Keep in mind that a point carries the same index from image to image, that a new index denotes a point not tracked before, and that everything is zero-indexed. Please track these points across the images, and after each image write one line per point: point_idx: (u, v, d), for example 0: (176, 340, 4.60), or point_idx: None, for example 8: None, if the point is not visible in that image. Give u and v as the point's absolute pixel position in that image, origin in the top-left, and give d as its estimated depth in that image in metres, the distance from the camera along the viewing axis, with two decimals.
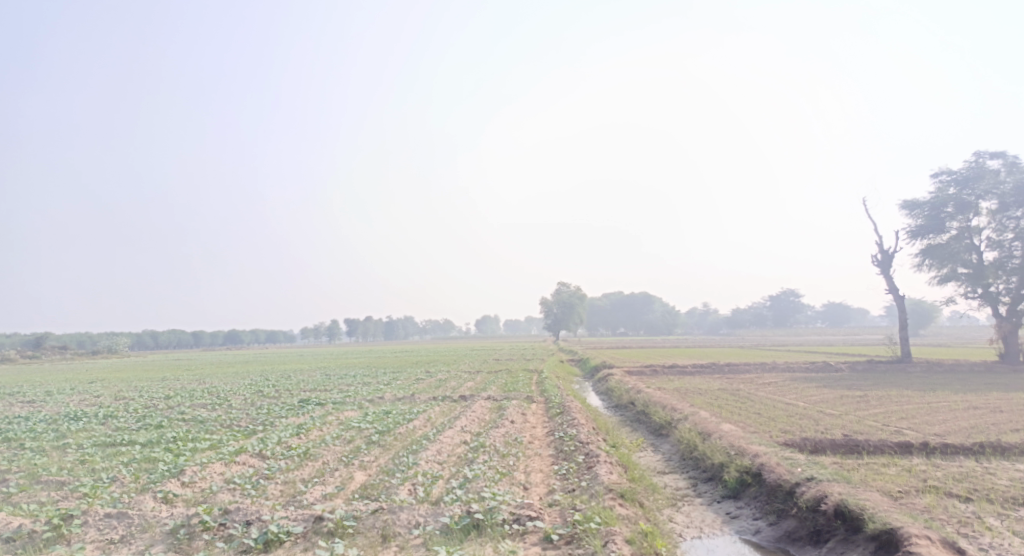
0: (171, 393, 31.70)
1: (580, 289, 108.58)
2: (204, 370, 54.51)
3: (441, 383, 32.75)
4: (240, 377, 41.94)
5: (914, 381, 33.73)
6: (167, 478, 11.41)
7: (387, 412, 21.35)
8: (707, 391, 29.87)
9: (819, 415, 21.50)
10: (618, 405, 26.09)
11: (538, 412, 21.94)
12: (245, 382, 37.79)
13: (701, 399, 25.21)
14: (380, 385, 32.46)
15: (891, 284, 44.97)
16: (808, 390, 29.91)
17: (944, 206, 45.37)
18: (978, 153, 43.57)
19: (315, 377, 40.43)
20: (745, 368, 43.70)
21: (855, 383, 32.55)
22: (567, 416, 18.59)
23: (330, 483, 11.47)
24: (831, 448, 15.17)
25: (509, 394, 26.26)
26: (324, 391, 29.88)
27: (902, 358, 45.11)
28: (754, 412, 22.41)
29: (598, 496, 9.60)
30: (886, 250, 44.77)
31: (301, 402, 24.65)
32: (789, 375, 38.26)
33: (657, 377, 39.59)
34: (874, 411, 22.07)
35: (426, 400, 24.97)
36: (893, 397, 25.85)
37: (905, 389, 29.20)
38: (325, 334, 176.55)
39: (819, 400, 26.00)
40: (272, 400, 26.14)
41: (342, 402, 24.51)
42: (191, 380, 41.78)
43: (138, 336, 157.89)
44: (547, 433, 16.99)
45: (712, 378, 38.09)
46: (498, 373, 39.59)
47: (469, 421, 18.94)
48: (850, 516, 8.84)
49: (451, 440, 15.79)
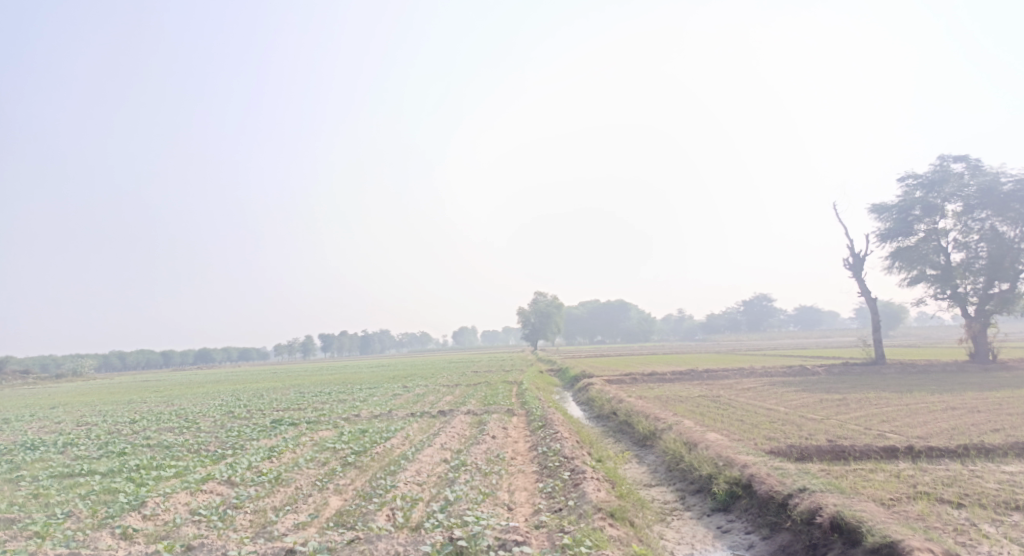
0: (137, 416, 30.47)
1: (557, 298, 108.55)
2: (172, 390, 52.80)
3: (419, 398, 32.08)
4: (210, 398, 40.62)
5: (890, 382, 34.04)
6: (126, 511, 10.65)
7: (364, 430, 20.67)
8: (688, 398, 29.70)
9: (801, 420, 21.43)
10: (600, 415, 25.75)
11: (520, 425, 21.47)
12: (215, 402, 36.61)
13: (684, 407, 25.00)
14: (356, 402, 31.64)
15: (863, 287, 45.62)
16: (788, 395, 29.95)
17: (911, 209, 46.28)
18: (942, 157, 44.60)
19: (289, 395, 39.37)
20: (724, 374, 43.76)
21: (833, 386, 32.74)
22: (550, 429, 18.17)
23: (303, 511, 10.85)
24: (817, 455, 14.98)
25: (489, 408, 25.74)
26: (298, 409, 28.99)
27: (877, 360, 45.69)
28: (737, 419, 22.22)
29: (587, 517, 9.20)
30: (857, 254, 45.44)
31: (273, 423, 23.79)
32: (768, 380, 38.40)
33: (637, 385, 39.40)
34: (855, 415, 22.05)
35: (404, 417, 24.31)
36: (872, 400, 25.94)
37: (882, 390, 29.39)
38: (300, 349, 173.72)
39: (800, 405, 25.97)
40: (243, 421, 25.21)
41: (317, 421, 23.72)
42: (159, 402, 40.29)
43: (105, 357, 153.39)
44: (530, 448, 16.52)
45: (692, 385, 38.01)
46: (477, 386, 39.04)
47: (449, 437, 18.40)
48: (847, 529, 8.57)
49: (431, 459, 15.24)
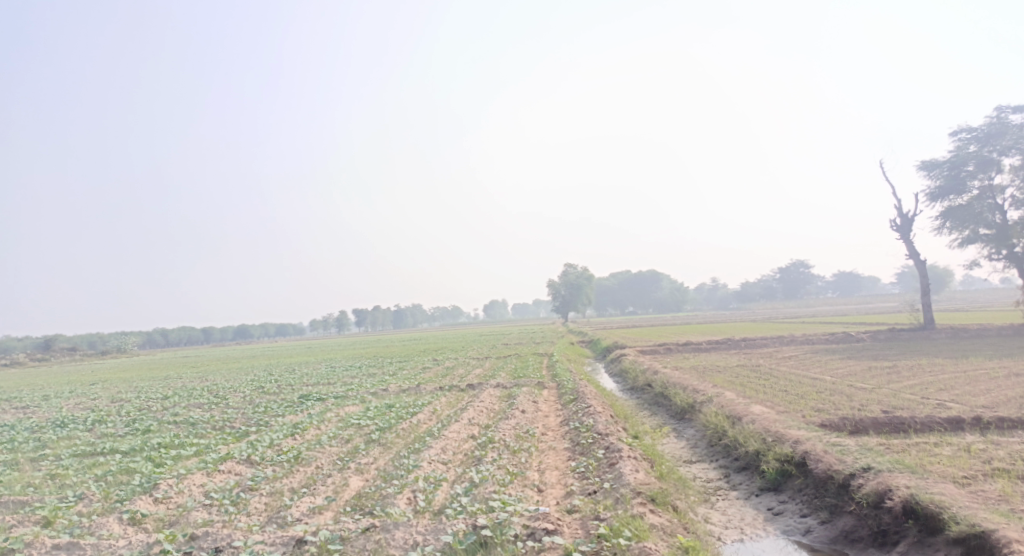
0: (169, 393, 30.66)
1: (587, 268, 107.23)
2: (208, 367, 53.61)
3: (448, 371, 31.57)
4: (243, 373, 40.89)
5: (941, 348, 32.23)
6: (137, 494, 10.19)
7: (390, 405, 20.14)
8: (726, 368, 28.48)
9: (851, 390, 20.13)
10: (634, 387, 24.81)
11: (551, 399, 20.66)
12: (247, 378, 36.83)
13: (722, 378, 23.83)
14: (385, 376, 31.28)
15: (911, 249, 43.30)
16: (832, 363, 28.50)
17: (964, 165, 43.49)
18: (999, 108, 41.59)
19: (320, 370, 39.45)
20: (763, 342, 42.25)
21: (881, 353, 31.10)
22: (582, 402, 17.32)
23: (320, 493, 10.28)
24: (874, 429, 13.79)
25: (519, 380, 25.02)
26: (327, 385, 28.74)
27: (925, 325, 43.56)
28: (780, 389, 21.02)
29: (625, 502, 8.33)
30: (905, 214, 43.05)
31: (300, 398, 23.50)
32: (809, 348, 36.83)
33: (671, 355, 38.30)
34: (909, 383, 20.64)
35: (431, 391, 23.78)
36: (925, 367, 24.37)
37: (935, 357, 27.70)
38: (334, 325, 176.45)
39: (847, 373, 24.57)
40: (271, 397, 25.01)
41: (344, 397, 23.33)
42: (193, 378, 40.84)
43: (148, 335, 158.13)
44: (561, 423, 15.69)
45: (729, 354, 36.71)
46: (508, 358, 38.40)
47: (476, 412, 17.69)
48: (924, 515, 7.53)
49: (458, 435, 14.56)
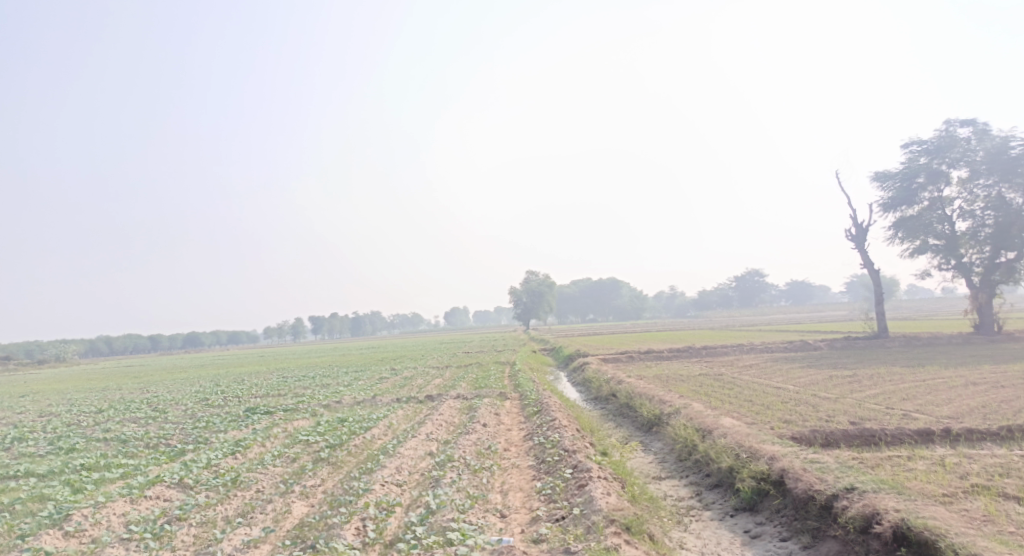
0: (105, 406, 28.61)
1: (549, 276, 107.04)
2: (152, 377, 50.86)
3: (407, 381, 30.43)
4: (188, 384, 38.72)
5: (896, 356, 32.76)
6: (44, 527, 8.93)
7: (343, 418, 18.96)
8: (690, 377, 28.20)
9: (816, 400, 19.96)
10: (598, 398, 24.21)
11: (513, 411, 19.85)
12: (193, 389, 34.84)
13: (687, 388, 23.46)
14: (340, 387, 29.94)
15: (865, 258, 44.23)
16: (793, 372, 28.53)
17: (915, 177, 44.74)
18: (948, 122, 42.94)
19: (271, 380, 37.73)
20: (724, 351, 42.38)
21: (839, 362, 31.39)
22: (546, 415, 16.57)
23: (258, 523, 9.23)
24: (845, 442, 13.44)
25: (480, 391, 24.15)
26: (277, 396, 27.25)
27: (878, 333, 44.50)
28: (746, 400, 20.71)
29: (597, 533, 7.61)
30: (859, 225, 43.99)
31: (247, 412, 22.06)
32: (769, 356, 37.03)
33: (634, 363, 38.01)
34: (872, 393, 20.62)
35: (388, 403, 22.67)
36: (885, 376, 24.53)
37: (892, 365, 28.04)
38: (290, 332, 171.81)
39: (809, 382, 24.54)
40: (215, 410, 23.44)
41: (294, 410, 22.01)
42: (134, 389, 38.51)
43: (91, 343, 150.88)
44: (525, 438, 14.88)
45: (691, 363, 36.63)
46: (468, 367, 37.43)
47: (435, 426, 16.72)
48: (917, 541, 7.03)
49: (414, 453, 13.62)
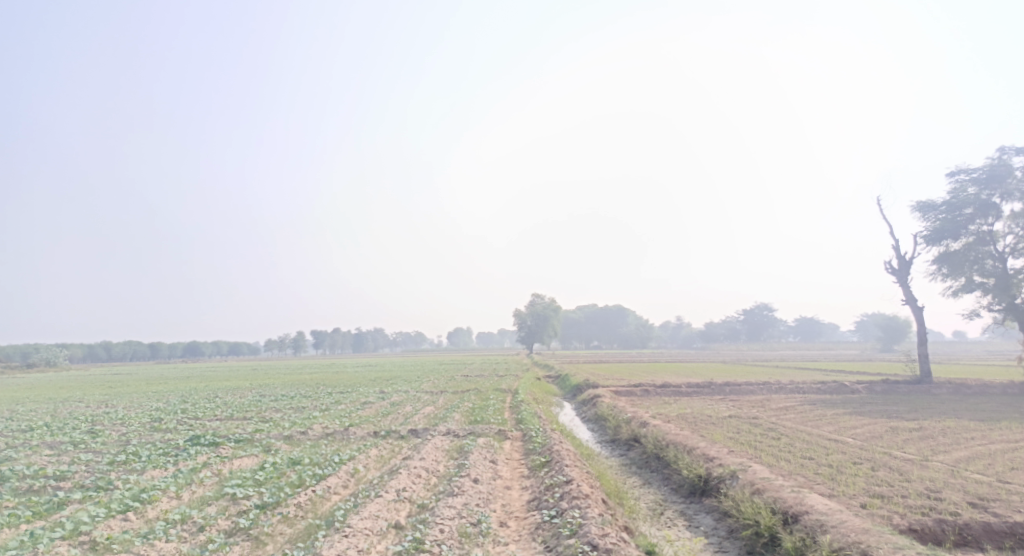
0: (40, 422, 24.51)
1: (554, 300, 102.99)
2: (123, 388, 46.66)
3: (391, 408, 26.36)
4: (151, 400, 34.56)
5: (954, 406, 28.46)
6: None
7: (297, 459, 14.83)
8: (721, 420, 23.89)
9: (896, 462, 15.80)
10: (616, 442, 20.01)
11: (513, 459, 15.78)
12: (153, 406, 30.74)
13: (723, 435, 19.33)
14: (312, 412, 25.78)
15: (908, 294, 40.17)
16: (843, 420, 24.19)
17: (962, 209, 40.81)
18: (1002, 149, 39.16)
19: (243, 399, 33.67)
20: (750, 389, 38.14)
21: (891, 410, 27.11)
22: (558, 472, 12.50)
23: None
24: (990, 542, 9.32)
25: (474, 427, 20.04)
26: (237, 421, 23.10)
27: (922, 378, 40.06)
28: (805, 458, 16.46)
29: None
30: (902, 257, 40.04)
31: (187, 442, 18.02)
32: (804, 398, 32.71)
33: (650, 399, 33.70)
34: (962, 456, 16.34)
35: (361, 438, 18.58)
36: (962, 433, 20.23)
37: (960, 418, 23.79)
38: (290, 346, 167.65)
39: (869, 436, 20.21)
40: (153, 437, 19.38)
41: (245, 442, 17.95)
42: (93, 403, 34.45)
43: (89, 348, 148.23)
44: (529, 509, 10.85)
45: (715, 401, 32.30)
46: (465, 394, 33.24)
47: (409, 480, 12.56)
48: None
49: (371, 528, 9.56)
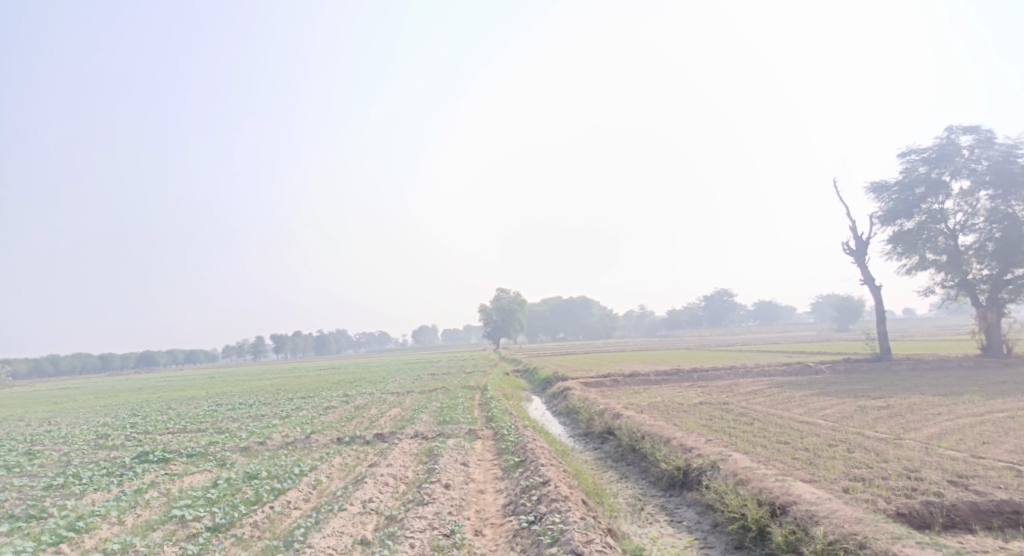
0: None
1: (519, 294, 102.64)
2: (70, 403, 44.21)
3: (356, 412, 25.40)
4: (99, 415, 32.68)
5: (916, 383, 29.00)
6: None
7: (254, 472, 13.84)
8: (693, 407, 23.69)
9: (871, 442, 15.71)
10: (589, 435, 19.53)
11: (486, 459, 15.15)
12: (100, 421, 29.01)
13: (697, 423, 19.05)
14: (273, 420, 24.62)
15: (866, 274, 40.99)
16: (812, 402, 24.29)
17: (914, 188, 41.79)
18: (950, 129, 40.22)
19: (199, 409, 32.13)
20: (717, 374, 38.35)
21: (856, 389, 27.43)
22: (534, 472, 11.89)
23: None
24: (978, 523, 9.10)
25: (444, 427, 19.29)
26: (191, 434, 21.82)
27: (881, 355, 41.00)
28: (780, 442, 16.25)
29: None
30: (859, 238, 40.83)
31: (134, 460, 16.79)
32: (771, 381, 32.97)
33: (620, 389, 33.45)
34: (933, 433, 16.38)
35: (324, 446, 17.64)
36: (928, 409, 20.45)
37: (924, 394, 24.16)
38: (250, 351, 163.35)
39: (840, 417, 20.23)
40: (98, 456, 18.04)
41: (199, 456, 16.82)
42: (35, 421, 32.38)
43: (36, 363, 141.69)
44: (505, 515, 10.21)
45: (684, 388, 32.26)
46: (432, 393, 32.41)
47: (375, 490, 11.78)
48: None
49: (334, 548, 8.78)
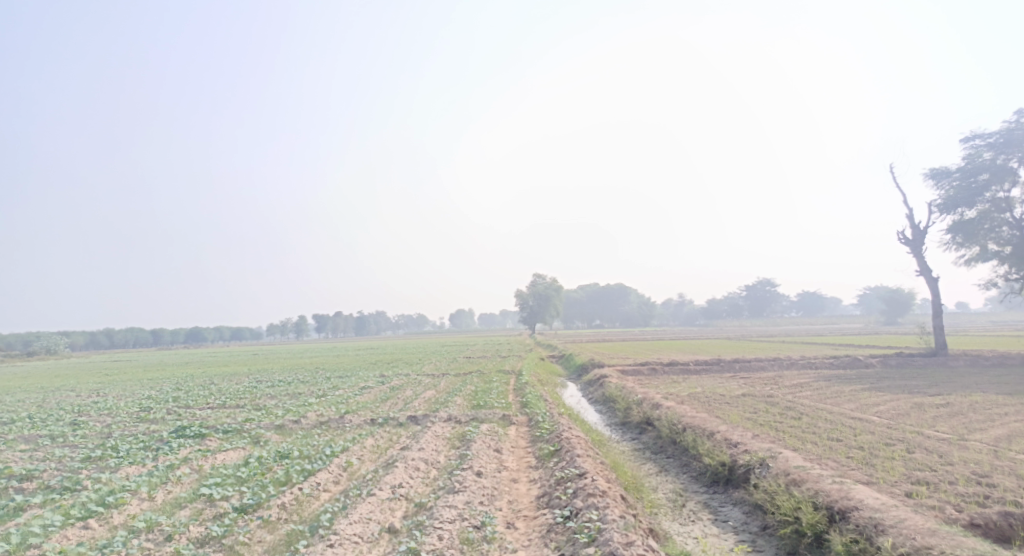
0: (23, 414, 23.47)
1: (556, 280, 101.81)
2: (120, 376, 45.69)
3: (389, 393, 25.29)
4: (144, 388, 33.52)
5: (977, 380, 27.33)
6: None
7: (285, 452, 13.68)
8: (735, 399, 22.77)
9: (932, 443, 14.63)
10: (627, 425, 18.86)
11: (519, 447, 14.69)
12: (144, 394, 29.71)
13: (741, 416, 18.17)
14: (309, 399, 24.71)
15: (922, 265, 38.90)
16: (864, 397, 23.06)
17: (977, 175, 39.32)
18: (1020, 112, 37.61)
19: (239, 385, 32.63)
20: (760, 365, 37.06)
21: (911, 385, 25.97)
22: (569, 463, 11.36)
23: None
24: None
25: (477, 412, 18.90)
26: (228, 410, 22.00)
27: (936, 351, 38.92)
28: (832, 439, 15.29)
29: None
30: (916, 227, 38.70)
31: (171, 434, 16.92)
32: (817, 374, 31.58)
33: (658, 378, 32.58)
34: (1001, 435, 15.18)
35: (356, 427, 17.45)
36: (993, 409, 19.09)
37: (986, 392, 22.65)
38: (292, 330, 167.11)
39: (895, 414, 19.07)
40: (137, 429, 18.30)
41: (233, 433, 16.83)
42: (85, 392, 33.44)
43: (92, 336, 148.04)
44: (538, 507, 9.72)
45: (725, 379, 31.20)
46: (467, 376, 32.16)
47: (406, 475, 11.44)
48: None
49: (360, 535, 8.44)
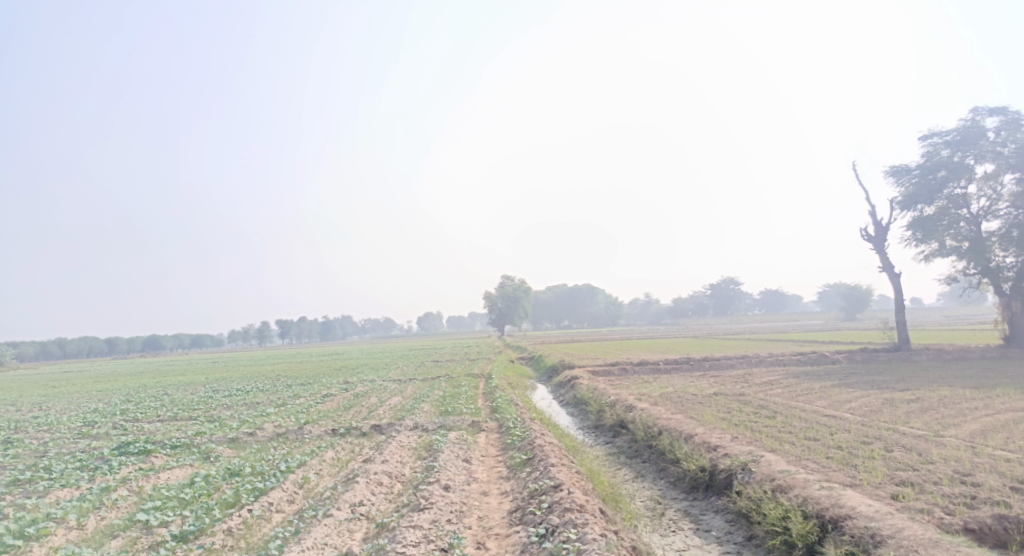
0: None
1: (524, 281, 101.29)
2: (68, 388, 43.23)
3: (353, 401, 24.22)
4: (91, 401, 31.62)
5: (941, 374, 27.61)
6: None
7: (236, 468, 12.64)
8: (708, 398, 22.41)
9: (909, 441, 14.38)
10: (600, 430, 18.24)
11: (490, 456, 13.93)
12: (91, 407, 27.95)
13: (716, 417, 17.72)
14: (267, 409, 23.46)
15: (884, 261, 39.48)
16: (834, 394, 22.96)
17: (935, 172, 40.13)
18: (975, 110, 38.52)
19: (195, 396, 31.04)
20: (729, 363, 37.05)
21: (879, 381, 26.05)
22: (544, 474, 10.65)
23: None
24: None
25: (445, 419, 18.05)
26: (178, 423, 20.65)
27: (899, 346, 39.48)
28: (809, 439, 14.94)
29: None
30: (879, 223, 39.27)
31: (113, 452, 15.65)
32: (786, 371, 31.60)
33: (628, 379, 32.17)
34: (975, 430, 15.05)
35: (316, 438, 16.41)
36: (962, 403, 19.08)
37: (953, 386, 22.77)
38: (255, 336, 162.87)
39: (867, 411, 18.91)
40: (77, 446, 16.92)
41: (181, 449, 15.63)
42: (26, 406, 31.38)
43: (43, 345, 141.87)
44: (511, 524, 8.98)
45: (696, 378, 30.92)
46: (435, 381, 31.21)
47: (367, 491, 10.58)
48: None
49: None
